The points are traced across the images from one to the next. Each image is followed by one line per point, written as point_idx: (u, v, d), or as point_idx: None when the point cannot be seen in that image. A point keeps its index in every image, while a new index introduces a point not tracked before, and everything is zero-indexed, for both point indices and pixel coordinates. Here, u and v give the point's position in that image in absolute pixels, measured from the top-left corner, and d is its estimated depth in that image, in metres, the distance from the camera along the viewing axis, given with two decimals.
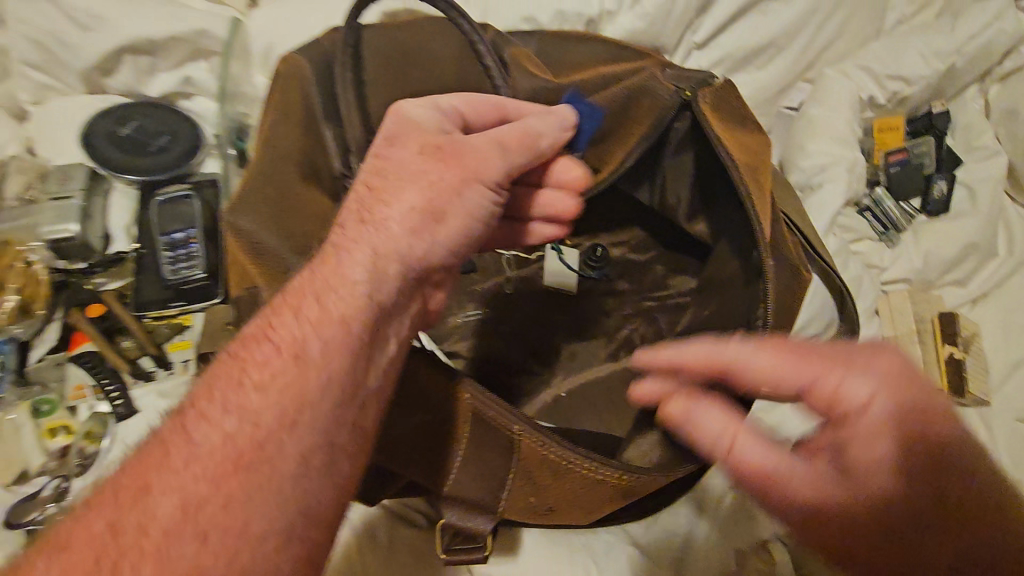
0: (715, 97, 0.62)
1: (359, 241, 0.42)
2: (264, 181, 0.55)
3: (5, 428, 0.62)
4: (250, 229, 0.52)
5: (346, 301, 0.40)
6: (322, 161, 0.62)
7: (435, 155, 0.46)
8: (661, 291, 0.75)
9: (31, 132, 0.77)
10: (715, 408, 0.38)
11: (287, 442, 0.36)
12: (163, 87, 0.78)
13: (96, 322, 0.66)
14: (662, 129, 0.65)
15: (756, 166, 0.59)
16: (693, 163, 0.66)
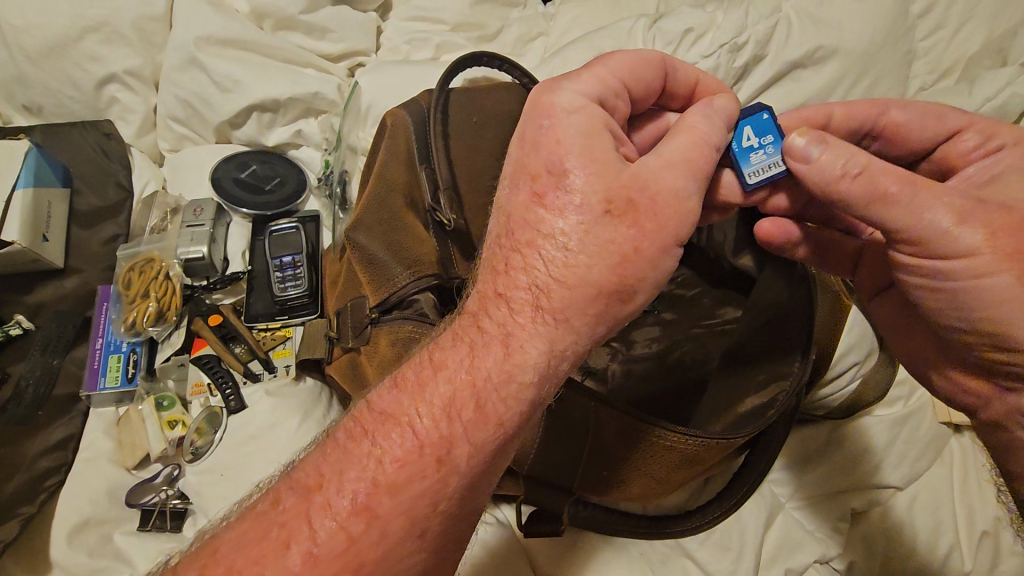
0: None
1: (536, 328, 0.50)
2: (381, 200, 0.63)
3: (134, 418, 0.71)
4: (365, 245, 0.60)
5: (499, 323, 0.50)
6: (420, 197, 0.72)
7: (623, 204, 0.50)
8: (709, 319, 0.82)
9: (167, 174, 0.93)
10: (860, 171, 0.48)
11: (421, 464, 0.47)
12: (279, 139, 0.92)
13: (215, 329, 0.76)
14: None
15: None
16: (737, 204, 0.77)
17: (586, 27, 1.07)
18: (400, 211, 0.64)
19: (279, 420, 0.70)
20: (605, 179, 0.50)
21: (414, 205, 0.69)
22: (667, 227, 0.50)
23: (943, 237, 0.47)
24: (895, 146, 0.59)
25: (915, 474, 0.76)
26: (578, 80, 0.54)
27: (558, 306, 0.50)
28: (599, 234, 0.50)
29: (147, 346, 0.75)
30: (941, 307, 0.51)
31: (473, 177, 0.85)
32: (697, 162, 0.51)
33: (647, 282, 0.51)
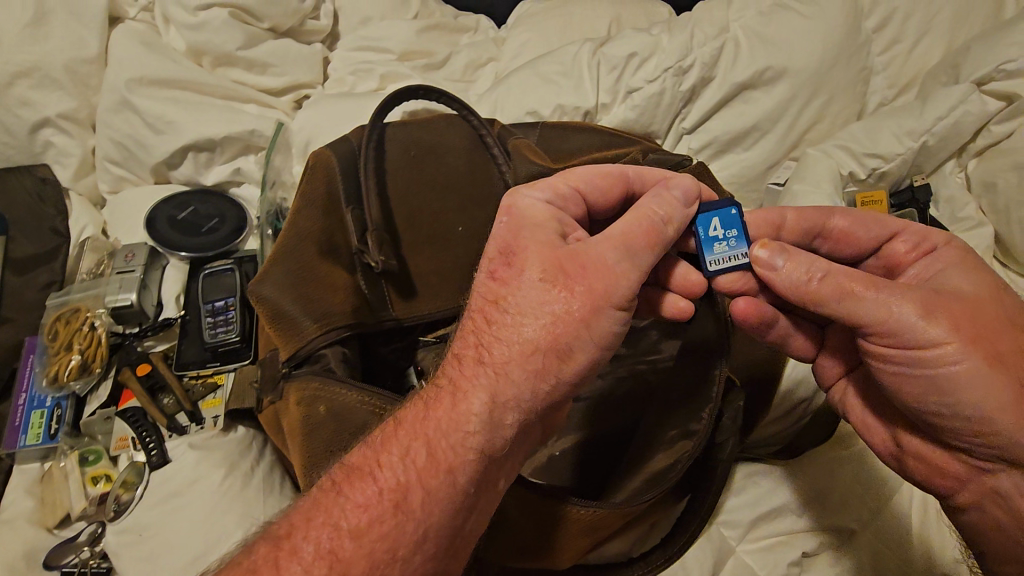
0: None
1: (477, 383, 0.48)
2: (299, 243, 0.64)
3: (57, 475, 0.70)
4: (273, 297, 0.60)
5: (458, 379, 0.49)
6: (340, 239, 0.71)
7: (562, 267, 0.49)
8: (654, 354, 0.78)
9: (106, 217, 0.91)
10: (825, 274, 0.50)
11: (382, 509, 0.44)
12: (217, 177, 0.91)
13: (143, 380, 0.75)
14: None
15: None
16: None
17: (535, 51, 1.04)
18: (316, 264, 0.64)
19: (201, 475, 0.68)
20: (542, 253, 0.50)
21: (333, 247, 0.69)
22: (604, 286, 0.49)
23: (914, 329, 0.49)
24: (843, 248, 0.58)
25: (873, 513, 0.71)
26: (537, 184, 0.55)
27: (533, 365, 0.48)
28: (540, 299, 0.49)
29: (72, 399, 0.74)
30: (917, 393, 0.51)
31: (409, 213, 0.82)
32: (634, 241, 0.50)
33: (585, 344, 0.49)
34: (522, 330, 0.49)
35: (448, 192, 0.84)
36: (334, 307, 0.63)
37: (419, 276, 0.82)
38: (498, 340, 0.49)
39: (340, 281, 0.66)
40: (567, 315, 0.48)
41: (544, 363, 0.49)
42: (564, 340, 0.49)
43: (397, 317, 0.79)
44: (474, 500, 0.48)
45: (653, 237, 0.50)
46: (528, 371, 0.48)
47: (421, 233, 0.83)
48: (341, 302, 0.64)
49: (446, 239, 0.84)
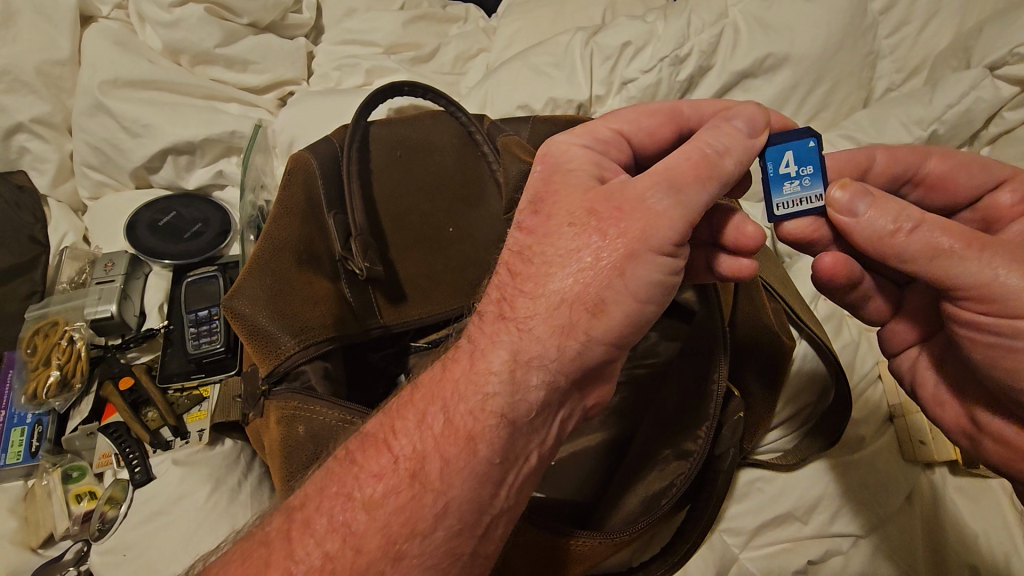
0: None
1: (499, 340, 0.44)
2: (271, 257, 0.63)
3: (39, 493, 0.68)
4: (247, 311, 0.60)
5: (482, 337, 0.45)
6: (320, 244, 0.69)
7: (599, 211, 0.44)
8: (651, 358, 0.77)
9: (88, 223, 0.89)
10: (915, 225, 0.45)
11: (398, 477, 0.42)
12: (199, 181, 0.88)
13: (126, 394, 0.72)
14: None
15: None
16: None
17: (527, 41, 1.01)
18: (297, 274, 0.64)
19: (186, 491, 0.66)
20: (572, 200, 0.46)
21: (312, 254, 0.67)
22: (643, 231, 0.43)
23: (1015, 295, 0.43)
24: (937, 195, 0.54)
25: (882, 518, 0.69)
26: (575, 130, 0.51)
27: (566, 320, 0.43)
28: (571, 245, 0.44)
29: (53, 415, 0.72)
30: (1017, 366, 0.46)
31: (396, 216, 0.79)
32: (680, 176, 0.44)
33: (621, 297, 0.43)
34: (558, 282, 0.43)
35: (436, 192, 0.81)
36: (313, 320, 0.62)
37: (409, 281, 0.79)
38: (524, 294, 0.44)
39: (320, 292, 0.65)
40: (603, 268, 0.43)
41: (580, 319, 0.43)
42: (603, 289, 0.43)
43: (384, 323, 0.76)
44: (501, 472, 0.43)
45: (701, 172, 0.44)
46: (558, 327, 0.43)
47: (409, 237, 0.80)
48: (321, 314, 0.64)
49: (436, 242, 0.81)
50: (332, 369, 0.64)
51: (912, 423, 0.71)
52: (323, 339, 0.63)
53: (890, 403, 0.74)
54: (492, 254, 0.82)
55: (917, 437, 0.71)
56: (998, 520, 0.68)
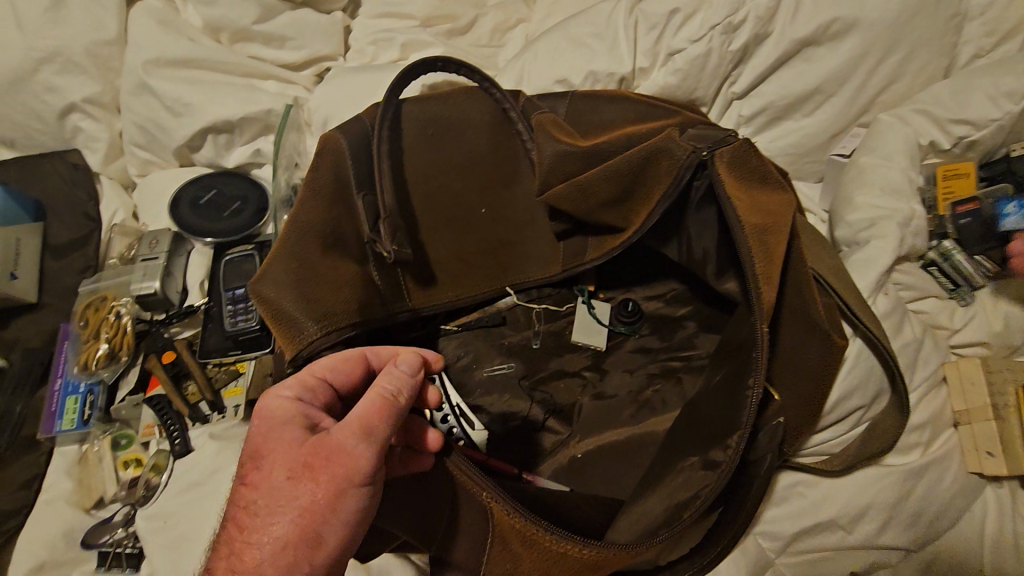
0: (733, 154, 0.66)
1: (249, 558, 0.43)
2: (298, 244, 0.63)
3: (93, 458, 0.73)
4: (273, 296, 0.60)
5: (251, 541, 0.43)
6: (348, 228, 0.67)
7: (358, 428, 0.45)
8: (687, 350, 0.76)
9: (136, 201, 0.92)
10: None
11: None
12: (239, 159, 0.89)
13: (168, 367, 0.75)
14: (681, 186, 0.68)
15: (775, 220, 0.62)
16: (715, 221, 0.69)
17: (569, 10, 0.95)
18: (321, 258, 0.63)
19: (222, 464, 0.69)
20: (289, 454, 0.44)
21: (340, 238, 0.66)
22: (341, 473, 0.43)
23: None
24: None
25: (937, 530, 0.65)
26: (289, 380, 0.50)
27: (294, 551, 0.43)
28: (287, 495, 0.43)
29: (103, 385, 0.75)
30: None
31: (426, 198, 0.78)
32: (371, 423, 0.44)
33: (339, 528, 0.44)
34: (301, 518, 0.43)
35: (468, 172, 0.79)
36: (335, 306, 0.62)
37: (438, 264, 0.77)
38: (262, 522, 0.43)
39: (345, 276, 0.64)
40: (319, 503, 0.43)
41: (306, 548, 0.43)
42: (337, 521, 0.43)
43: (413, 306, 0.75)
44: None
45: (386, 412, 0.45)
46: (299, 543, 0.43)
47: (440, 218, 0.78)
48: (343, 300, 0.63)
49: (467, 223, 0.79)
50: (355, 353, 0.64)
51: (980, 430, 0.66)
52: (344, 326, 0.62)
53: (954, 407, 0.68)
54: (525, 237, 0.81)
55: (983, 446, 0.65)
56: None
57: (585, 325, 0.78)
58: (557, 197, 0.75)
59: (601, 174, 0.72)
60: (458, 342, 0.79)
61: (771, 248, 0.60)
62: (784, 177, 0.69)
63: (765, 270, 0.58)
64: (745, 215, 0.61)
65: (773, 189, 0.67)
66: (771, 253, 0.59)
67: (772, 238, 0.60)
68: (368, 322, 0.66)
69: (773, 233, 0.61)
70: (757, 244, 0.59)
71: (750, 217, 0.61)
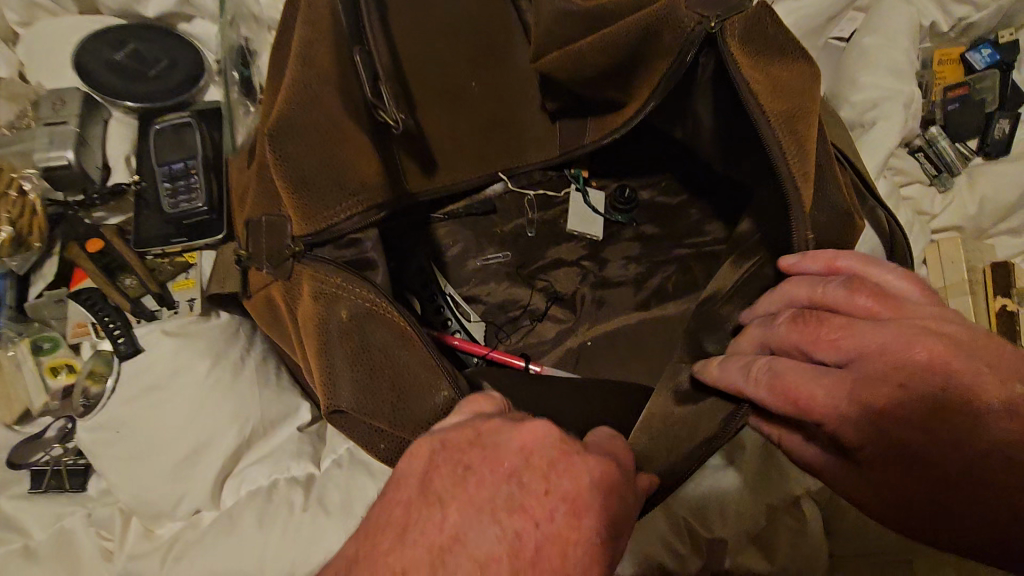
0: (744, 26, 0.55)
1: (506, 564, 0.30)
2: (307, 105, 0.51)
3: (7, 366, 0.60)
4: (291, 156, 0.49)
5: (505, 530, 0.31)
6: (353, 86, 0.56)
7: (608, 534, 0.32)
8: (695, 236, 0.72)
9: (20, 56, 0.72)
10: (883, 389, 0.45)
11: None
12: (161, 9, 0.73)
13: (96, 259, 0.62)
14: (686, 63, 0.57)
15: (798, 105, 0.54)
16: (725, 98, 0.59)
17: None
18: (336, 121, 0.53)
19: (184, 363, 0.58)
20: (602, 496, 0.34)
21: (353, 100, 0.56)
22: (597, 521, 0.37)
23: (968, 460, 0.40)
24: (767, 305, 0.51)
25: None
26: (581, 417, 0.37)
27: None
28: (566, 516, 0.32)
29: (12, 279, 0.62)
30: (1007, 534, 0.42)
31: (416, 59, 0.66)
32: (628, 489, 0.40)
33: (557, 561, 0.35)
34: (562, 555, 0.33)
35: (458, 38, 0.69)
36: (358, 177, 0.54)
37: (437, 144, 0.68)
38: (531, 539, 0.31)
39: (360, 144, 0.55)
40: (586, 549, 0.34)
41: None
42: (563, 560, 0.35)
43: (412, 192, 0.66)
44: None
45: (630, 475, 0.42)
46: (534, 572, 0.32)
47: (431, 90, 0.68)
48: (367, 170, 0.56)
49: (461, 98, 0.69)
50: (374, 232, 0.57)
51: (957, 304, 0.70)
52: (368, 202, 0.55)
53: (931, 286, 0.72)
54: (519, 116, 0.73)
55: None
56: None
57: (577, 211, 0.73)
58: (551, 66, 0.68)
59: (600, 42, 0.62)
60: (448, 230, 0.72)
61: (798, 134, 0.53)
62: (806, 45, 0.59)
63: (794, 148, 0.52)
64: (769, 98, 0.53)
65: (795, 60, 0.58)
66: (798, 138, 0.53)
67: (799, 123, 0.53)
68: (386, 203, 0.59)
69: (799, 119, 0.53)
70: (779, 126, 0.52)
71: (771, 102, 0.53)
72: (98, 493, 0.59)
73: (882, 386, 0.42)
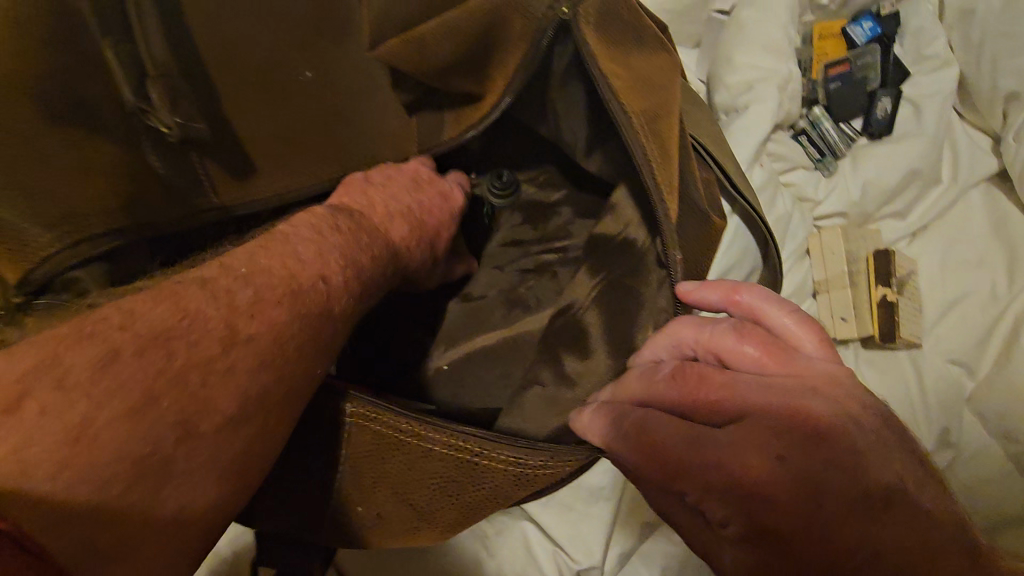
0: (600, 10, 0.47)
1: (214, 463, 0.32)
2: None
3: None
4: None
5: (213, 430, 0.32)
6: (99, 91, 0.48)
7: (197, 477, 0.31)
8: (563, 240, 0.65)
9: None
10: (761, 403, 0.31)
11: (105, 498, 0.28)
12: None
13: None
14: (538, 55, 0.50)
15: (663, 101, 0.48)
16: (587, 97, 0.53)
17: None
18: (30, 136, 0.46)
19: None
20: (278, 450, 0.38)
21: (88, 108, 0.48)
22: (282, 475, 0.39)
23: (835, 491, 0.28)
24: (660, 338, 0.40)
25: None
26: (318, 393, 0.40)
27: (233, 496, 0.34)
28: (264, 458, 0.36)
29: None
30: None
31: (217, 54, 0.54)
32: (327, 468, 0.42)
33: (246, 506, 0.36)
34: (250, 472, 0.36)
35: (271, 20, 0.54)
36: (76, 205, 0.49)
37: (251, 143, 0.57)
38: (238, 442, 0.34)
39: (90, 158, 0.49)
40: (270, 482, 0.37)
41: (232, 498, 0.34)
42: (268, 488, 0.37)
43: (223, 204, 0.56)
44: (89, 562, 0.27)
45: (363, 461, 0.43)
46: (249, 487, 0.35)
47: (240, 84, 0.55)
48: (90, 198, 0.49)
49: (286, 92, 0.57)
50: (119, 266, 0.53)
51: (835, 297, 0.67)
52: (87, 234, 0.50)
53: (815, 278, 0.69)
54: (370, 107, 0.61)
55: (838, 312, 0.67)
56: (901, 385, 0.66)
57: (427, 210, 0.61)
58: (388, 53, 0.54)
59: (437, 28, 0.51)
60: None
61: (664, 135, 0.46)
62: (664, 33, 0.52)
63: (659, 155, 0.46)
64: (626, 97, 0.46)
65: (656, 51, 0.50)
66: (664, 140, 0.46)
67: (666, 122, 0.47)
68: (158, 228, 0.53)
69: (662, 119, 0.47)
70: (645, 132, 0.46)
71: (631, 101, 0.47)
72: None
73: (771, 442, 0.29)
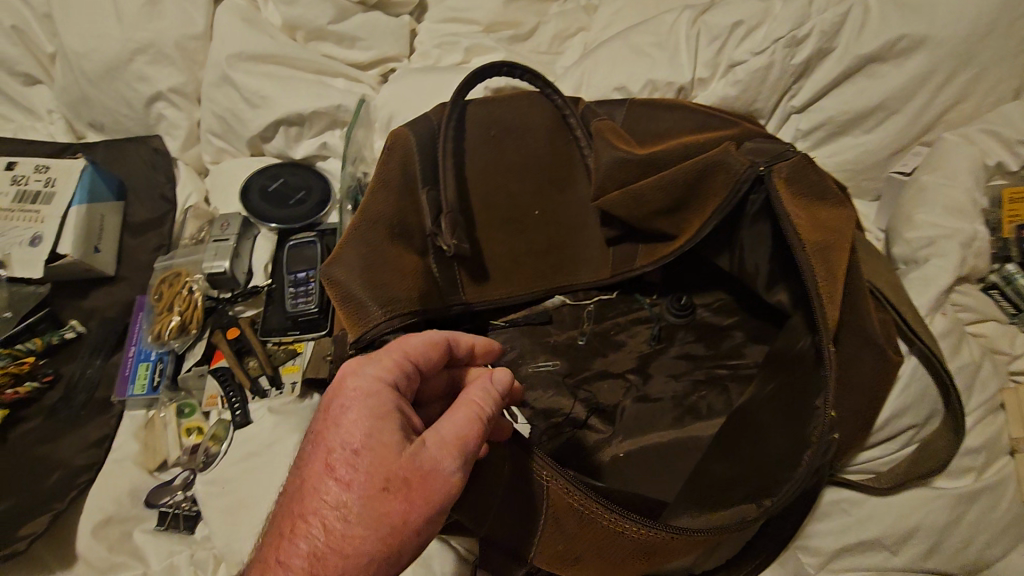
0: (790, 170, 0.64)
1: None
2: (370, 236, 0.64)
3: (158, 423, 0.77)
4: (341, 279, 0.62)
5: None
6: (415, 221, 0.69)
7: None
8: (735, 359, 0.77)
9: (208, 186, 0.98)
10: None
11: None
12: (307, 151, 0.94)
13: (232, 342, 0.80)
14: (739, 195, 0.67)
15: (836, 243, 0.61)
16: (770, 235, 0.69)
17: (629, 20, 0.97)
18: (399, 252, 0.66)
19: (279, 438, 0.72)
20: None
21: (405, 230, 0.68)
22: None
23: None
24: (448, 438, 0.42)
25: (984, 559, 0.63)
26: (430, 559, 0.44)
27: None
28: None
29: (172, 355, 0.81)
30: None
31: (490, 203, 0.78)
32: None
33: None
34: None
35: (522, 174, 0.79)
36: (400, 294, 0.63)
37: (494, 260, 0.77)
38: None
39: (410, 265, 0.66)
40: None
41: None
42: None
43: (467, 300, 0.75)
44: None
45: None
46: None
47: (494, 215, 0.77)
48: (408, 290, 0.64)
49: (523, 226, 0.78)
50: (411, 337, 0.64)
51: None
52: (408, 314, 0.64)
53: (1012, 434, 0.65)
54: (591, 239, 0.80)
55: None
56: None
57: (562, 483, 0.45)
58: (610, 204, 0.74)
59: (656, 184, 0.70)
60: (507, 337, 0.79)
61: (830, 264, 0.59)
62: (840, 188, 0.67)
63: (824, 274, 0.59)
64: (803, 235, 0.61)
65: (827, 201, 0.66)
66: (830, 266, 0.59)
67: (836, 254, 0.60)
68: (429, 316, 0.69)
69: (834, 256, 0.60)
70: (819, 269, 0.59)
71: (810, 236, 0.61)
72: (200, 541, 0.71)
73: None
